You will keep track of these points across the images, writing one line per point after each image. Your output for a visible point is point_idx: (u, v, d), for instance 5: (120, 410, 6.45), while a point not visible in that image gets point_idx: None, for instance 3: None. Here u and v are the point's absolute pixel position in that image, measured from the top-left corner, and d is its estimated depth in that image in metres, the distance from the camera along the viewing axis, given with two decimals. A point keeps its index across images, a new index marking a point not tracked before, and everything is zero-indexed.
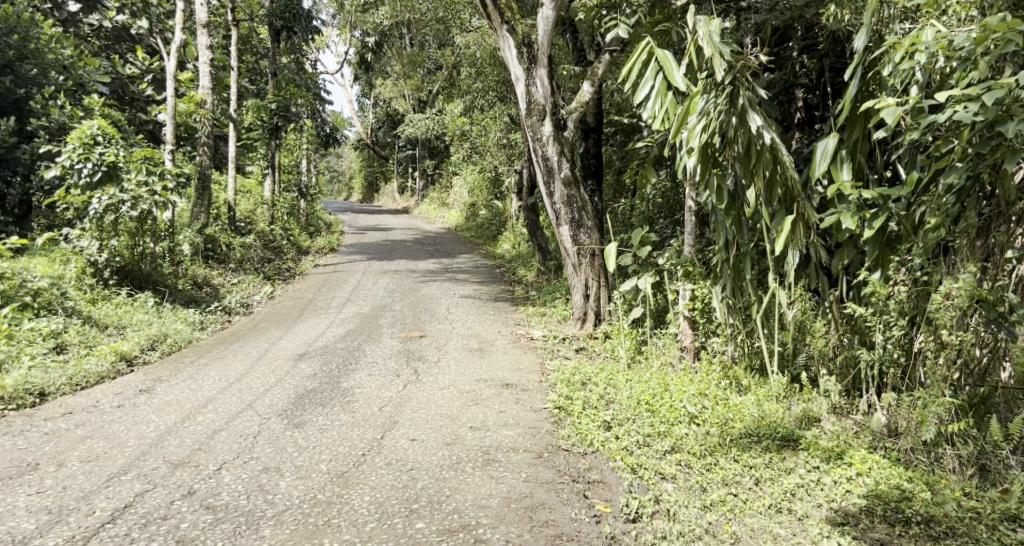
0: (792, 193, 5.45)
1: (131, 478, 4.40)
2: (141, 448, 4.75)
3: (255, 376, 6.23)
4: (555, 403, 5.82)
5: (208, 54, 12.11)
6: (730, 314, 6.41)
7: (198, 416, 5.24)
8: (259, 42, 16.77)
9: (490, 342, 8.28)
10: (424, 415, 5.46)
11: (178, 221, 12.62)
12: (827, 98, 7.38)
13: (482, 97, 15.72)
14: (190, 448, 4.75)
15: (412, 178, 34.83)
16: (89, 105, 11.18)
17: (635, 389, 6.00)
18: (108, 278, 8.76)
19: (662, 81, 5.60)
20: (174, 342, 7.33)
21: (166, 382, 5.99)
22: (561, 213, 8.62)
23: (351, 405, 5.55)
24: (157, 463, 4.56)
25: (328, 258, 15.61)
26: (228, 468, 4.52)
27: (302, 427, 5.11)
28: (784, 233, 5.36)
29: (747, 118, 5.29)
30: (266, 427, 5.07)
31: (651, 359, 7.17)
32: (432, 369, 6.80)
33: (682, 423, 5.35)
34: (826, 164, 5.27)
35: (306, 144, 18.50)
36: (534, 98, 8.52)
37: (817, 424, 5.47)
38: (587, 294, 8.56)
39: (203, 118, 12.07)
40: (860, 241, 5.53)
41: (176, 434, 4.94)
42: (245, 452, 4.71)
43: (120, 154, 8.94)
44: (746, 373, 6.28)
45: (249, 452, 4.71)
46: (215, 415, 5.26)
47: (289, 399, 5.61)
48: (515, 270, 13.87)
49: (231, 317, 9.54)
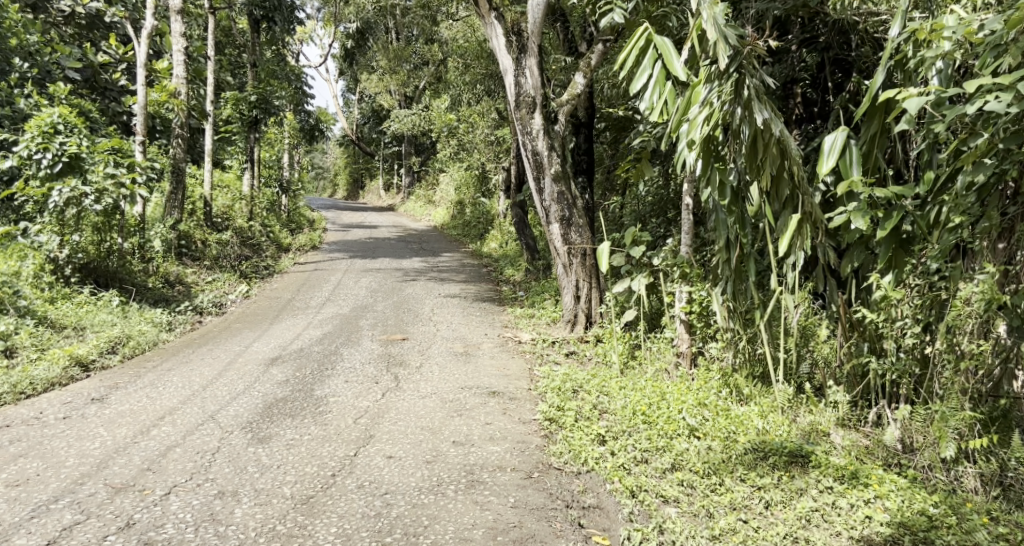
0: (800, 190, 5.02)
1: (63, 506, 3.95)
2: (80, 470, 4.29)
3: (221, 384, 5.78)
4: (545, 414, 5.42)
5: (182, 42, 11.68)
6: (730, 319, 6.03)
7: (151, 430, 4.79)
8: (238, 33, 16.29)
9: (476, 346, 7.86)
10: (403, 427, 5.04)
11: (150, 216, 12.12)
12: (830, 92, 7.04)
13: (469, 92, 15.35)
14: (138, 469, 4.31)
15: (397, 175, 34.39)
16: (54, 94, 10.71)
17: (630, 399, 5.61)
18: (70, 275, 8.29)
19: (661, 70, 5.17)
20: (137, 345, 6.88)
21: (123, 389, 5.54)
22: (551, 210, 8.22)
23: (323, 416, 5.12)
24: (95, 489, 4.11)
25: (309, 256, 15.16)
26: (177, 493, 4.09)
27: (266, 442, 4.67)
28: (791, 233, 4.95)
29: (753, 109, 4.86)
30: (227, 443, 4.63)
31: (646, 365, 6.78)
32: (413, 375, 6.37)
33: (682, 437, 4.97)
34: (836, 158, 4.81)
35: (287, 138, 18.05)
36: (523, 90, 8.11)
37: (826, 438, 5.08)
38: (578, 295, 8.16)
39: (177, 109, 11.64)
40: (871, 242, 5.10)
41: (124, 453, 4.49)
42: (199, 473, 4.28)
43: (82, 145, 8.48)
44: (747, 382, 5.90)
45: (203, 473, 4.28)
46: (170, 428, 4.82)
47: (256, 410, 5.17)
48: (503, 268, 13.49)
49: (203, 317, 9.07)
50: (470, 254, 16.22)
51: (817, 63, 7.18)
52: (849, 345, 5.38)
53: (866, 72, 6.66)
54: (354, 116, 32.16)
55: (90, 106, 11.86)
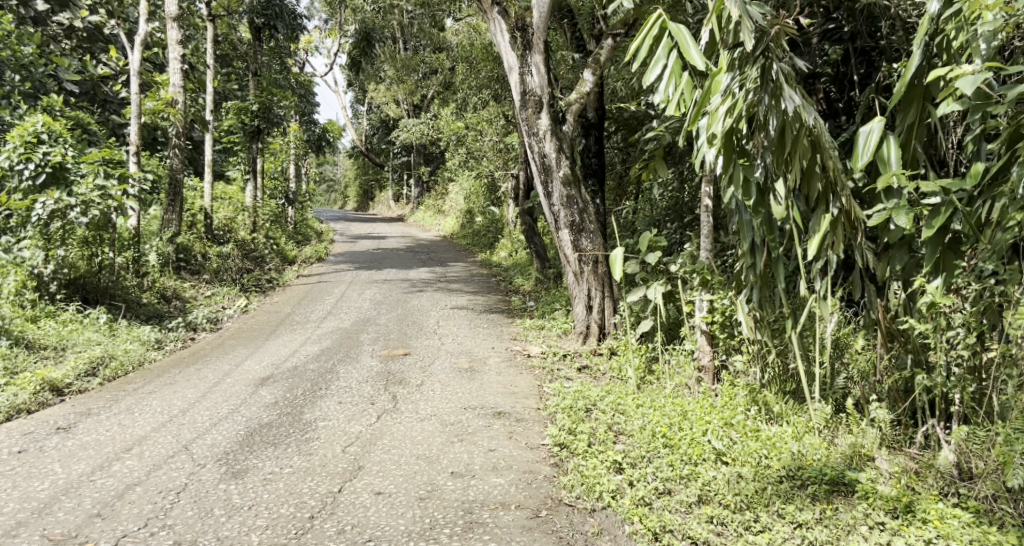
0: (834, 187, 4.51)
1: None
2: (20, 517, 3.83)
3: (202, 408, 5.33)
4: (555, 439, 4.91)
5: (179, 50, 11.36)
6: (757, 330, 5.50)
7: (112, 465, 4.33)
8: (240, 43, 15.96)
9: (482, 361, 7.36)
10: (396, 457, 4.56)
11: (147, 228, 11.75)
12: (857, 84, 6.55)
13: (477, 97, 14.93)
14: (87, 514, 3.84)
15: (407, 185, 33.97)
16: (45, 106, 10.39)
17: (648, 419, 5.11)
18: (54, 292, 7.86)
19: (677, 60, 4.59)
20: (118, 367, 6.45)
21: (93, 417, 5.10)
22: (560, 216, 7.74)
23: (309, 445, 4.65)
24: (30, 542, 3.64)
25: (315, 268, 14.77)
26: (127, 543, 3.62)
27: (239, 478, 4.20)
28: (823, 234, 4.46)
29: (782, 95, 4.36)
30: (195, 479, 4.18)
31: (665, 380, 6.26)
32: (412, 395, 5.90)
33: (708, 463, 4.47)
34: (871, 154, 4.35)
35: (292, 148, 17.70)
36: (529, 88, 7.68)
37: (870, 464, 4.54)
38: (590, 305, 7.69)
39: (173, 118, 11.27)
40: (914, 243, 4.56)
41: (75, 494, 4.03)
42: (156, 519, 3.81)
43: (68, 155, 8.15)
44: (778, 399, 5.38)
45: (161, 518, 3.81)
46: (134, 462, 4.37)
47: (235, 439, 4.71)
48: (512, 278, 13.02)
49: (195, 334, 8.63)
50: (480, 264, 15.73)
51: (842, 53, 6.71)
52: (891, 357, 4.87)
53: (897, 61, 6.18)
54: (363, 127, 31.83)
55: (86, 116, 11.50)
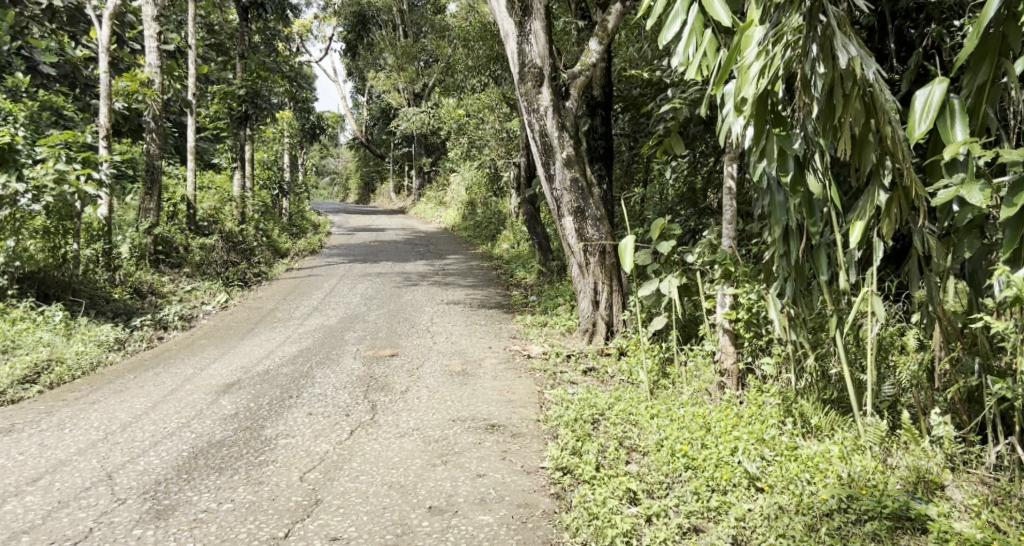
0: (893, 157, 3.66)
1: None
2: None
3: (147, 421, 4.63)
4: (556, 461, 4.15)
5: (154, 26, 10.52)
6: (791, 329, 4.72)
7: (7, 503, 3.64)
8: (228, 25, 15.13)
9: (476, 363, 6.60)
10: (363, 487, 3.83)
11: (123, 219, 11.00)
12: (897, 50, 5.78)
13: (478, 80, 14.13)
14: None
15: (409, 176, 33.18)
16: (13, 85, 9.63)
17: (666, 432, 4.39)
18: (5, 288, 7.13)
19: (699, 15, 3.67)
20: (64, 372, 5.78)
21: (14, 435, 4.41)
22: (563, 201, 6.98)
23: (260, 471, 3.95)
24: None
25: (307, 261, 14.03)
26: None
27: (162, 519, 3.50)
28: (875, 215, 3.64)
29: (835, 46, 3.55)
30: (108, 522, 3.48)
31: (681, 385, 5.49)
32: (394, 404, 5.15)
33: (740, 492, 3.79)
34: (932, 119, 3.31)
35: (286, 136, 16.92)
36: (528, 60, 6.92)
37: (940, 492, 3.76)
38: (596, 300, 6.92)
39: (149, 99, 10.42)
40: (989, 227, 3.67)
41: None
42: None
43: (19, 135, 7.43)
44: (818, 409, 4.63)
45: None
46: (35, 499, 3.67)
47: (172, 464, 4.01)
48: (514, 271, 12.26)
49: (165, 333, 7.91)
50: (481, 257, 14.97)
51: (881, 14, 5.91)
52: (954, 360, 4.13)
53: (948, 21, 5.38)
54: (364, 118, 30.95)
55: (58, 101, 10.74)
